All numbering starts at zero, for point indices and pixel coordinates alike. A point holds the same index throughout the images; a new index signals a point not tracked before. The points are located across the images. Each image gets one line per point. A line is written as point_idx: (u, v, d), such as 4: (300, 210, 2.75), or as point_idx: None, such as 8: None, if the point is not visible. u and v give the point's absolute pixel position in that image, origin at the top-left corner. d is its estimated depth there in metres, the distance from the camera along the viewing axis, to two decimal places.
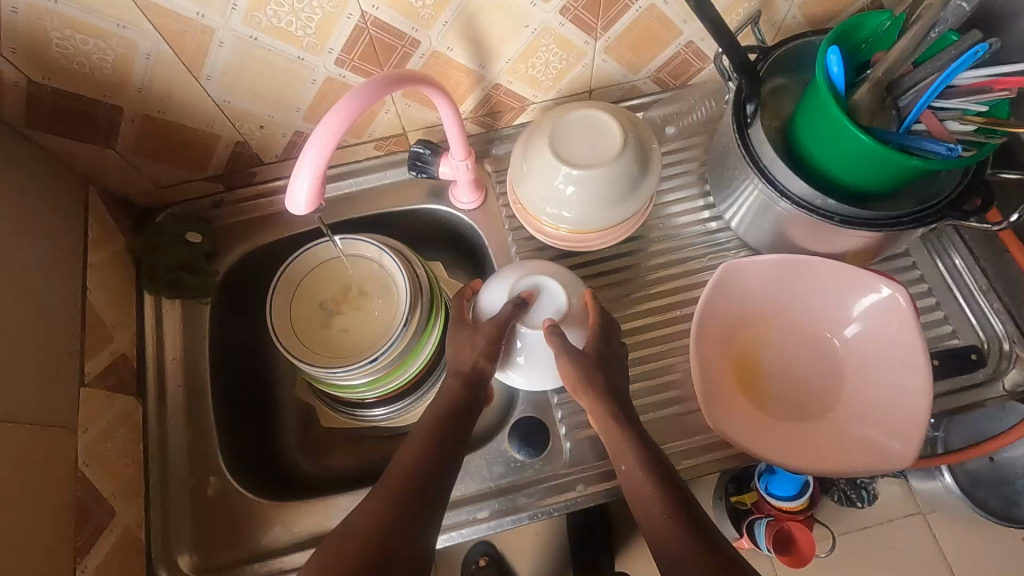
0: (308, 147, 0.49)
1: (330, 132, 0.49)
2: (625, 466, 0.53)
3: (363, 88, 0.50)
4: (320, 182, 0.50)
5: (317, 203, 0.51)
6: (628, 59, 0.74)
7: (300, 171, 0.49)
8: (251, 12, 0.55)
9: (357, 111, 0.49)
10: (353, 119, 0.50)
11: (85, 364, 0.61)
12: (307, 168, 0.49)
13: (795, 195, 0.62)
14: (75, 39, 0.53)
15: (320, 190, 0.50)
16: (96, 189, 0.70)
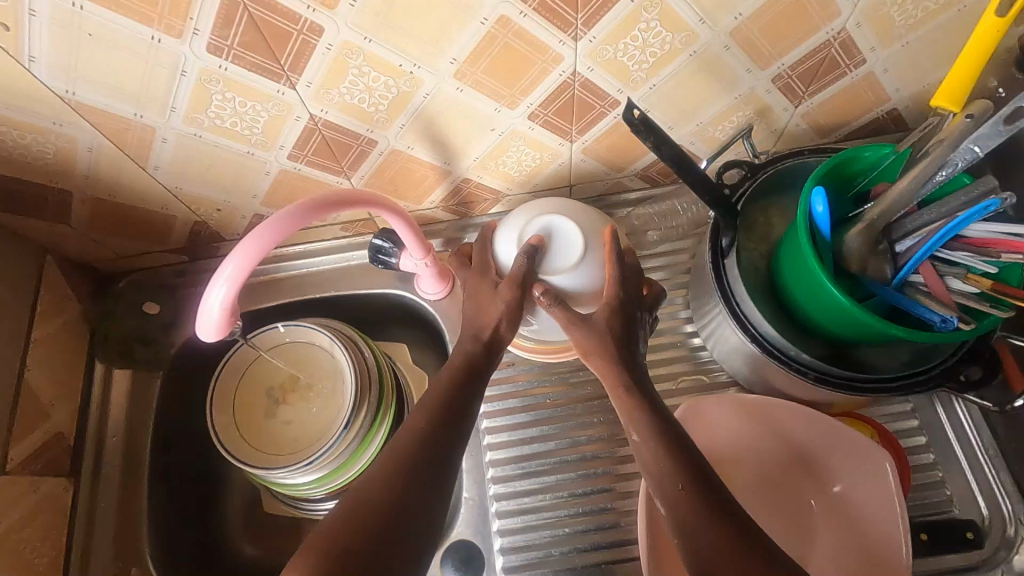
0: (218, 280, 0.47)
1: (244, 266, 0.47)
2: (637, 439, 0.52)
3: (284, 216, 0.47)
4: (231, 312, 0.48)
5: (226, 330, 0.49)
6: (609, 159, 0.69)
7: (208, 302, 0.47)
8: (191, 113, 0.52)
9: (272, 238, 0.47)
10: (268, 246, 0.47)
11: (10, 450, 0.60)
12: (216, 300, 0.47)
13: (768, 340, 0.56)
14: (12, 134, 0.51)
15: (230, 319, 0.48)
16: (55, 258, 0.70)
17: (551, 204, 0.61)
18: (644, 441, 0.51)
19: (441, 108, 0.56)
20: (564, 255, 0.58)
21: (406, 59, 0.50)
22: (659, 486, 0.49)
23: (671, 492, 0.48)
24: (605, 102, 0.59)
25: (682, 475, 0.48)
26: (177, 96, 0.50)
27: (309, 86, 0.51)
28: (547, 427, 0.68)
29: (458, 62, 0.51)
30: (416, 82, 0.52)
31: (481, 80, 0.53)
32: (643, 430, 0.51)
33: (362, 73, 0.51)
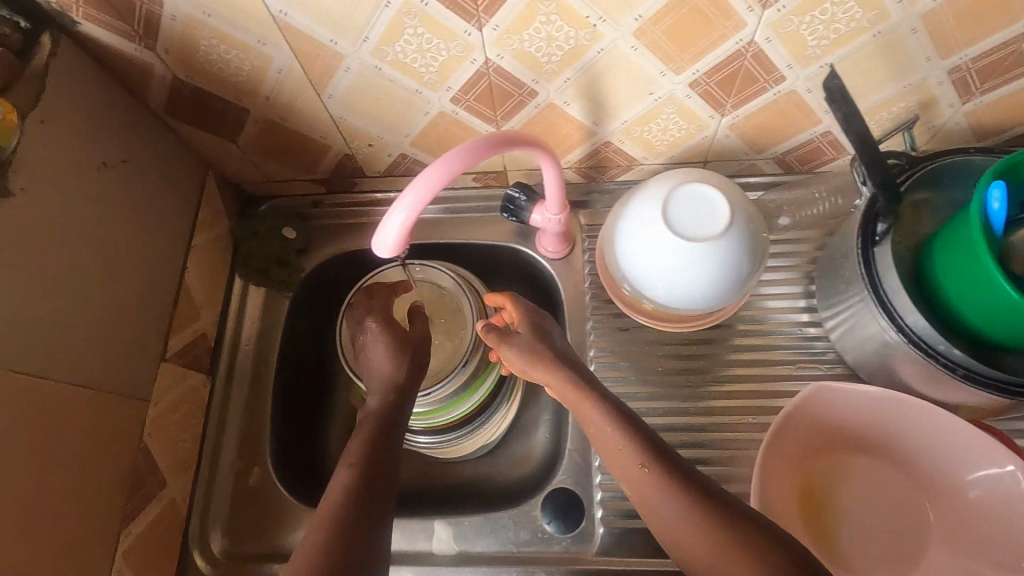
0: (403, 199, 0.49)
1: (431, 188, 0.48)
2: (592, 429, 0.56)
3: (470, 148, 0.49)
4: (409, 231, 0.50)
5: (400, 247, 0.51)
6: (754, 138, 0.68)
7: (391, 220, 0.49)
8: (380, 46, 0.55)
9: (458, 166, 0.49)
10: (454, 173, 0.49)
11: (169, 341, 0.66)
12: (399, 219, 0.49)
13: (914, 332, 0.55)
14: (220, 48, 0.56)
15: (407, 237, 0.51)
16: (214, 174, 0.75)
17: (700, 173, 0.62)
18: (617, 444, 0.54)
19: (610, 66, 0.57)
20: (708, 221, 0.59)
21: (595, 10, 0.51)
22: (623, 466, 0.54)
23: (634, 472, 0.53)
24: (771, 77, 0.59)
25: (643, 454, 0.53)
26: (373, 27, 0.53)
27: (495, 29, 0.53)
28: (656, 392, 0.73)
29: (643, 19, 0.52)
30: (596, 35, 0.54)
31: (658, 40, 0.54)
32: (596, 415, 0.56)
33: (549, 21, 0.52)
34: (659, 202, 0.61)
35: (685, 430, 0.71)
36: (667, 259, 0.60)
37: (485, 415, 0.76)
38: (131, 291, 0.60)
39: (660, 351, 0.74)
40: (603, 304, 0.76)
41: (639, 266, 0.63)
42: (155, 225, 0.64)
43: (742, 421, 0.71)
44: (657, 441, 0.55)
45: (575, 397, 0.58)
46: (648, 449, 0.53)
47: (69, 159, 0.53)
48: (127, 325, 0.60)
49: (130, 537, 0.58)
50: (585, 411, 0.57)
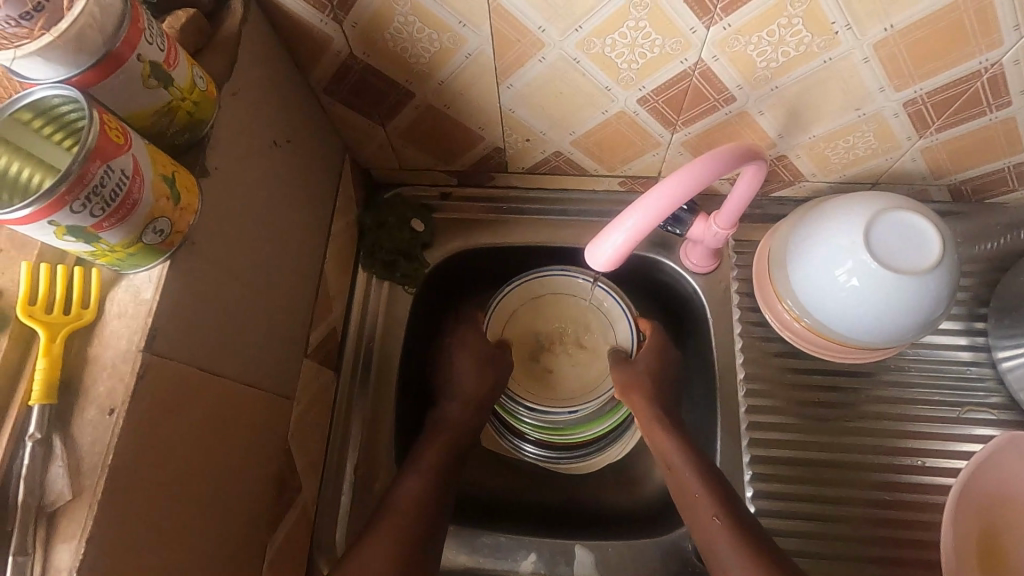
0: (640, 207, 0.45)
1: (675, 195, 0.45)
2: (674, 471, 0.62)
3: (714, 160, 0.46)
4: (633, 242, 0.47)
5: (614, 263, 0.48)
6: (941, 164, 0.64)
7: (621, 227, 0.46)
8: (591, 37, 0.51)
9: (693, 186, 0.45)
10: (686, 193, 0.45)
11: (310, 335, 0.61)
12: (630, 226, 0.45)
13: None
14: (414, 26, 0.51)
15: (629, 249, 0.47)
16: (349, 157, 0.71)
17: (903, 199, 0.58)
18: (700, 492, 0.59)
19: (830, 77, 0.53)
20: (914, 257, 0.55)
21: (845, 16, 0.47)
22: (698, 515, 0.58)
23: (705, 520, 0.57)
24: (996, 102, 0.54)
25: (718, 508, 0.57)
26: (592, 17, 0.49)
27: (726, 28, 0.49)
28: (802, 419, 0.68)
29: (893, 30, 0.48)
30: (832, 44, 0.49)
31: (897, 54, 0.50)
32: (685, 465, 0.61)
33: (789, 25, 0.48)
34: (860, 225, 0.57)
35: (836, 468, 0.66)
36: (861, 289, 0.57)
37: (605, 442, 0.73)
38: (286, 282, 0.56)
39: (807, 381, 0.69)
40: (749, 325, 0.72)
41: (823, 292, 0.59)
42: (305, 211, 0.60)
43: (900, 462, 0.66)
44: (730, 492, 0.59)
45: (656, 436, 0.65)
46: (718, 500, 0.58)
47: (250, 137, 0.49)
48: (282, 319, 0.55)
49: (274, 545, 0.54)
50: (672, 458, 0.62)
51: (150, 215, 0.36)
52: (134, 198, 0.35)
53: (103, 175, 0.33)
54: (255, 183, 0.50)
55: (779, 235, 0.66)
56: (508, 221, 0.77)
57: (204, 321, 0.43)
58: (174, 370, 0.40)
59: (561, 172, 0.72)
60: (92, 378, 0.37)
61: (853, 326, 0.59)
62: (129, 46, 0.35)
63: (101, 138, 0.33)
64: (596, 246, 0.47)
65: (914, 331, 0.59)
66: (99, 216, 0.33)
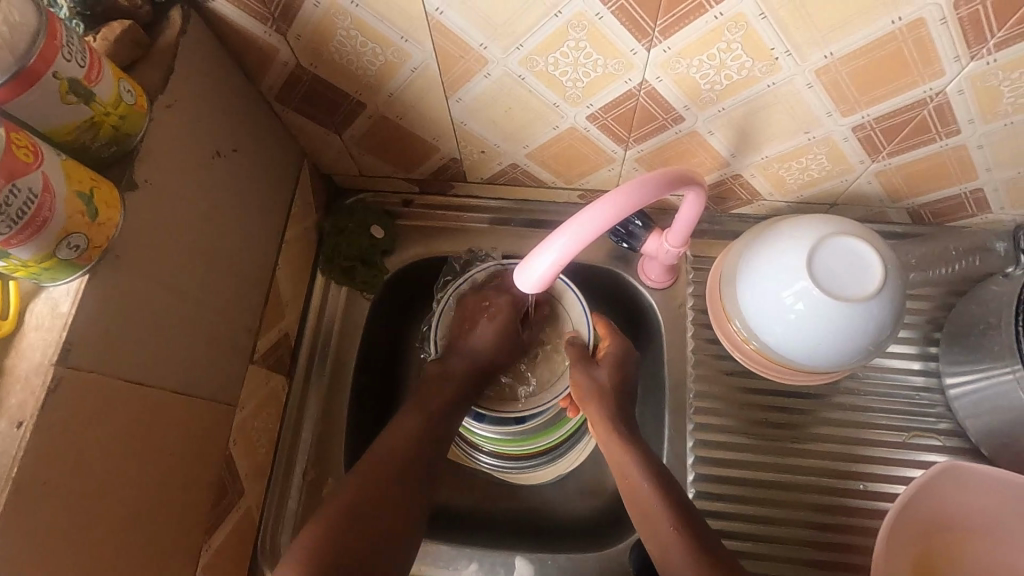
0: (578, 219, 0.44)
1: (615, 209, 0.44)
2: (630, 481, 0.60)
3: (652, 179, 0.46)
4: (569, 256, 0.46)
5: (544, 285, 0.48)
6: (896, 187, 0.63)
7: (558, 239, 0.45)
8: (533, 55, 0.50)
9: (624, 212, 0.45)
10: (617, 220, 0.45)
11: (258, 341, 0.62)
12: (568, 238, 0.44)
13: None
14: (357, 40, 0.51)
15: (565, 262, 0.46)
16: (308, 163, 0.71)
17: (848, 223, 0.58)
18: (654, 504, 0.58)
19: (776, 100, 0.53)
20: (858, 285, 0.55)
21: (784, 43, 0.46)
22: (652, 528, 0.57)
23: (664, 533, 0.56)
24: (945, 129, 0.54)
25: (674, 520, 0.56)
26: (532, 36, 0.49)
27: (666, 51, 0.48)
28: (751, 440, 0.68)
29: (832, 58, 0.47)
30: (774, 69, 0.49)
31: (840, 81, 0.49)
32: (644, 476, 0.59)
33: (729, 49, 0.48)
34: (805, 249, 0.57)
35: (782, 488, 0.66)
36: (803, 315, 0.57)
37: (547, 458, 0.72)
38: (228, 290, 0.56)
39: (758, 401, 0.69)
40: (704, 342, 0.72)
41: (768, 315, 0.59)
42: (255, 218, 0.60)
43: (845, 485, 0.66)
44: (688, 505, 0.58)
45: (618, 446, 0.62)
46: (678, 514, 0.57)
47: (187, 147, 0.49)
48: (224, 326, 0.56)
49: (211, 549, 0.55)
50: (628, 468, 0.60)
51: (64, 231, 0.37)
52: (45, 215, 0.35)
53: (9, 193, 0.33)
54: (193, 193, 0.50)
55: (730, 255, 0.66)
56: (469, 229, 0.77)
57: (128, 332, 0.43)
58: (92, 382, 0.40)
59: (520, 183, 0.72)
60: (6, 390, 0.38)
61: (799, 348, 0.59)
62: (45, 62, 0.36)
63: (8, 156, 0.33)
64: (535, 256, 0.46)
65: (858, 355, 0.58)
66: (6, 233, 0.34)
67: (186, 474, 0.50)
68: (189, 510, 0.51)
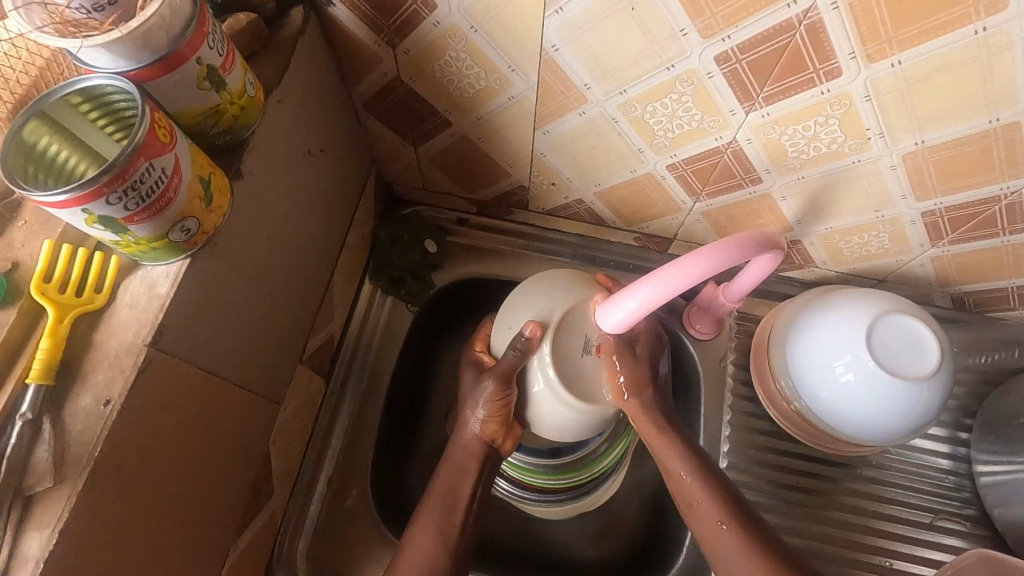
0: (700, 257, 0.45)
1: (727, 255, 0.46)
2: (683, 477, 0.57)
3: (745, 238, 0.48)
4: (676, 292, 0.47)
5: (624, 326, 0.50)
6: (947, 274, 0.65)
7: (674, 272, 0.45)
8: (633, 102, 0.52)
9: (715, 270, 0.46)
10: (707, 277, 0.46)
11: (308, 341, 0.61)
12: (685, 273, 0.45)
13: None
14: (464, 63, 0.52)
15: (670, 296, 0.47)
16: (374, 171, 0.72)
17: (904, 302, 0.60)
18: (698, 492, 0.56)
19: (857, 176, 0.54)
20: (913, 364, 0.57)
21: (880, 125, 0.48)
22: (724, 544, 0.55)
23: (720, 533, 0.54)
24: (1010, 227, 0.56)
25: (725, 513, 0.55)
26: (638, 84, 0.50)
27: (764, 116, 0.50)
28: (779, 504, 0.68)
29: (923, 145, 0.49)
30: (863, 148, 0.51)
31: (923, 168, 0.51)
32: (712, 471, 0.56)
33: (826, 123, 0.49)
34: (863, 321, 0.58)
35: (808, 556, 0.66)
36: (854, 386, 0.58)
37: (562, 499, 0.71)
38: (294, 288, 0.55)
39: (788, 464, 0.70)
40: (741, 399, 0.72)
41: (817, 380, 0.60)
42: (325, 217, 0.60)
43: (870, 560, 0.65)
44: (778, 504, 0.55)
45: (656, 437, 0.58)
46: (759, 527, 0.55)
47: (285, 143, 0.49)
48: (285, 324, 0.55)
49: (237, 549, 0.53)
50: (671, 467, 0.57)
51: (181, 213, 0.37)
52: (169, 196, 0.35)
53: (144, 171, 0.33)
54: (282, 189, 0.50)
55: (782, 318, 0.67)
56: (519, 255, 0.77)
57: (209, 322, 0.43)
58: (173, 368, 0.39)
59: (580, 218, 0.73)
60: (93, 365, 0.37)
61: (848, 416, 0.60)
62: (192, 48, 0.36)
63: (149, 136, 0.33)
64: (643, 285, 0.47)
65: (903, 434, 0.59)
66: (133, 209, 0.33)
67: (232, 465, 0.49)
68: (226, 503, 0.50)
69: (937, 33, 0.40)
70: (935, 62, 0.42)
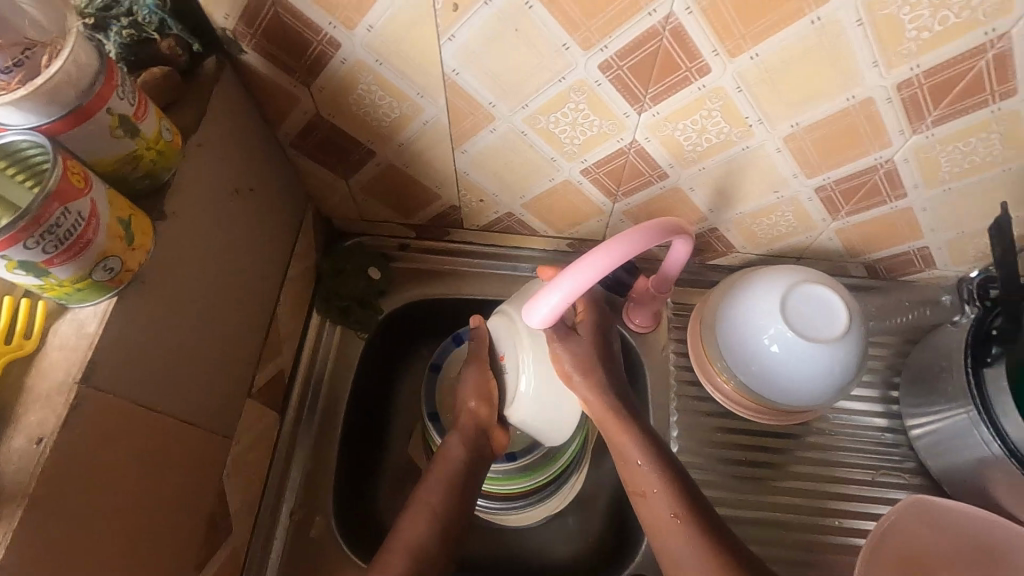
0: (618, 243, 0.49)
1: (644, 239, 0.50)
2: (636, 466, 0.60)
3: (654, 226, 0.52)
4: (596, 280, 0.50)
5: (551, 321, 0.53)
6: (854, 244, 0.71)
7: (591, 265, 0.49)
8: (536, 114, 0.56)
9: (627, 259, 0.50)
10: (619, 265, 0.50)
11: (256, 376, 0.63)
12: (601, 263, 0.49)
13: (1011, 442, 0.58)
14: (376, 94, 0.56)
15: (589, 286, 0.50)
16: (312, 207, 0.74)
17: (816, 273, 0.65)
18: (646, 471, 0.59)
19: (750, 162, 0.59)
20: (827, 326, 0.61)
21: (757, 113, 0.53)
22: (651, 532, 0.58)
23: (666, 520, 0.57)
24: (894, 193, 0.61)
25: (675, 506, 0.57)
26: (537, 97, 0.54)
27: (654, 115, 0.55)
28: (731, 481, 0.71)
29: (798, 127, 0.54)
30: (747, 135, 0.56)
31: (804, 147, 0.56)
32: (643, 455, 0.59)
33: (709, 116, 0.54)
34: (779, 293, 0.63)
35: (762, 527, 0.68)
36: (778, 355, 0.61)
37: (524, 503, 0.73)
38: (234, 323, 0.57)
39: (737, 441, 0.73)
40: (685, 385, 0.76)
41: (746, 354, 0.64)
42: (262, 253, 0.62)
43: (822, 523, 0.69)
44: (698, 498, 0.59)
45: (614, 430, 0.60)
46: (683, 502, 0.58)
47: (211, 185, 0.52)
48: (228, 359, 0.56)
49: None
50: (631, 453, 0.60)
51: (102, 254, 0.39)
52: (88, 237, 0.37)
53: (60, 215, 0.35)
54: (211, 228, 0.52)
55: (710, 301, 0.71)
56: (461, 273, 0.80)
57: (145, 356, 0.44)
58: (109, 403, 0.41)
59: (514, 231, 0.76)
60: (26, 407, 0.38)
61: (778, 384, 0.63)
62: (101, 100, 0.38)
63: (63, 182, 0.35)
64: (567, 277, 0.50)
65: (833, 395, 0.64)
66: (51, 252, 0.35)
67: (181, 500, 0.50)
68: (180, 538, 0.50)
69: (782, 24, 0.45)
70: (787, 52, 0.47)
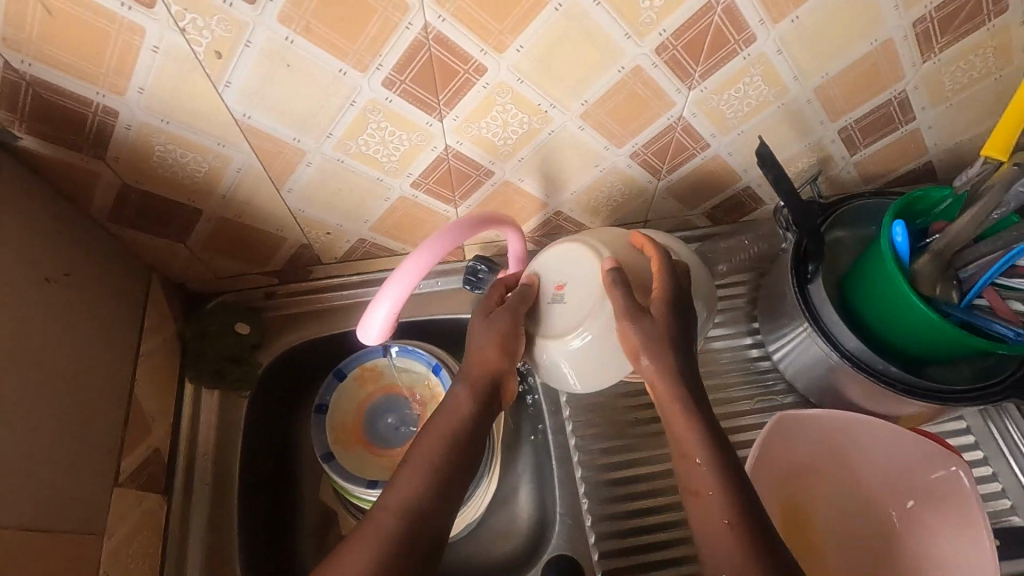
0: (428, 244, 0.52)
1: (453, 235, 0.54)
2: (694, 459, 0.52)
3: (463, 221, 0.55)
4: (416, 282, 0.52)
5: (386, 332, 0.54)
6: (687, 198, 0.76)
7: (405, 270, 0.51)
8: (343, 140, 0.57)
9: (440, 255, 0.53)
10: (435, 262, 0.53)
11: (121, 463, 0.60)
12: (414, 267, 0.51)
13: (846, 347, 0.64)
14: (176, 153, 0.55)
15: (410, 289, 0.52)
16: (159, 277, 0.72)
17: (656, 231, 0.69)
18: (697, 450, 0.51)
19: (561, 144, 0.63)
20: None
21: (546, 98, 0.56)
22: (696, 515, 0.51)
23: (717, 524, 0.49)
24: (698, 145, 0.66)
25: (729, 511, 0.49)
26: (337, 124, 0.55)
27: (454, 119, 0.57)
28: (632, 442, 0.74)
29: (588, 104, 0.58)
30: (547, 120, 0.59)
31: (602, 120, 0.60)
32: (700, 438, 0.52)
33: (505, 110, 0.57)
34: None
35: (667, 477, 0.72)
36: None
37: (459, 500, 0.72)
38: (77, 415, 0.55)
39: (631, 404, 0.76)
40: None
41: None
42: (100, 335, 0.60)
43: None
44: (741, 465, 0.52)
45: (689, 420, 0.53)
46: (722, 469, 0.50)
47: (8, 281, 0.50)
48: (77, 454, 0.54)
49: None
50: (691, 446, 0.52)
51: None
52: None
53: None
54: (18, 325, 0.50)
55: None
56: (335, 307, 0.80)
57: None
58: None
59: (373, 255, 0.77)
60: None
61: None
62: None
63: None
64: (389, 286, 0.52)
65: None
66: None
67: None
68: None
69: (531, 14, 0.48)
70: (546, 39, 0.50)
